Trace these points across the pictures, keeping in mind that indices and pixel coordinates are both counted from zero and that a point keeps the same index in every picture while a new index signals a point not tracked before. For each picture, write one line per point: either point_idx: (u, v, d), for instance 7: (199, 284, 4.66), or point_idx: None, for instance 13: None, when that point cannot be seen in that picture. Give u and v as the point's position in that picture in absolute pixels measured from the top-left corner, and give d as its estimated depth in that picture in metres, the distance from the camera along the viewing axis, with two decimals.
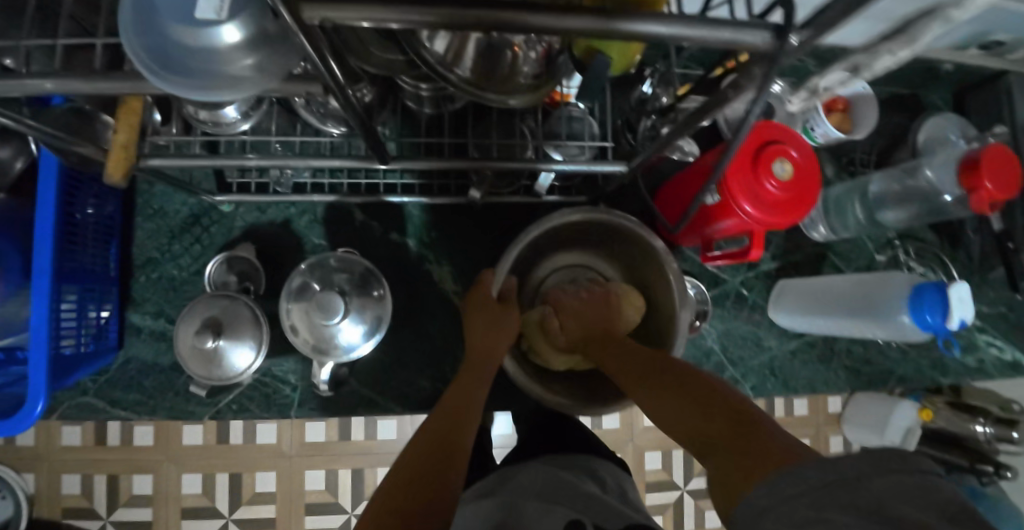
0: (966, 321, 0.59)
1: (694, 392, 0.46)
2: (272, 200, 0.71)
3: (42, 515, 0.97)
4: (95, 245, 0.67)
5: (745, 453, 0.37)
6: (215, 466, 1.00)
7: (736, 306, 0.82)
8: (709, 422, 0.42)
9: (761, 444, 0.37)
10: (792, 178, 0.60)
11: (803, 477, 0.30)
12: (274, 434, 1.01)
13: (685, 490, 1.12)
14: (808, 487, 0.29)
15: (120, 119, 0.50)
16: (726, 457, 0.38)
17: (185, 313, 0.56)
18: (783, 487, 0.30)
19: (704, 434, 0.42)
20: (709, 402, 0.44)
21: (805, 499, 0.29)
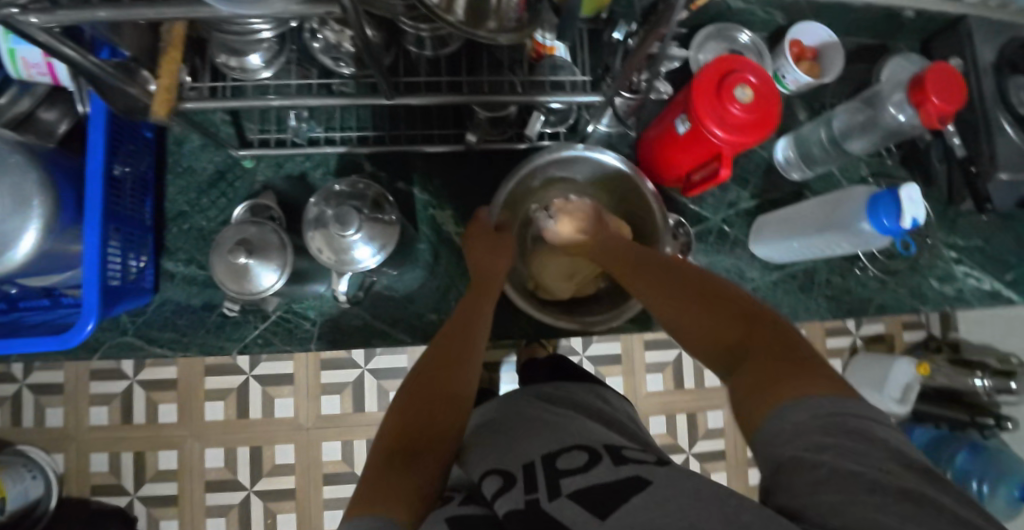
0: (917, 220, 0.64)
1: (722, 299, 0.50)
2: (289, 152, 0.79)
3: (71, 493, 0.95)
4: (133, 196, 0.75)
5: (775, 359, 0.41)
6: (235, 441, 1.00)
7: (720, 241, 0.88)
8: (738, 322, 0.47)
9: (800, 370, 0.40)
10: (754, 100, 0.66)
11: (821, 412, 0.35)
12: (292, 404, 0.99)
13: (690, 453, 1.15)
14: (825, 417, 0.35)
15: (163, 66, 0.59)
16: (756, 358, 0.42)
17: (218, 239, 0.64)
18: (804, 413, 0.36)
19: (722, 338, 0.47)
20: (736, 308, 0.48)
21: (819, 427, 0.35)
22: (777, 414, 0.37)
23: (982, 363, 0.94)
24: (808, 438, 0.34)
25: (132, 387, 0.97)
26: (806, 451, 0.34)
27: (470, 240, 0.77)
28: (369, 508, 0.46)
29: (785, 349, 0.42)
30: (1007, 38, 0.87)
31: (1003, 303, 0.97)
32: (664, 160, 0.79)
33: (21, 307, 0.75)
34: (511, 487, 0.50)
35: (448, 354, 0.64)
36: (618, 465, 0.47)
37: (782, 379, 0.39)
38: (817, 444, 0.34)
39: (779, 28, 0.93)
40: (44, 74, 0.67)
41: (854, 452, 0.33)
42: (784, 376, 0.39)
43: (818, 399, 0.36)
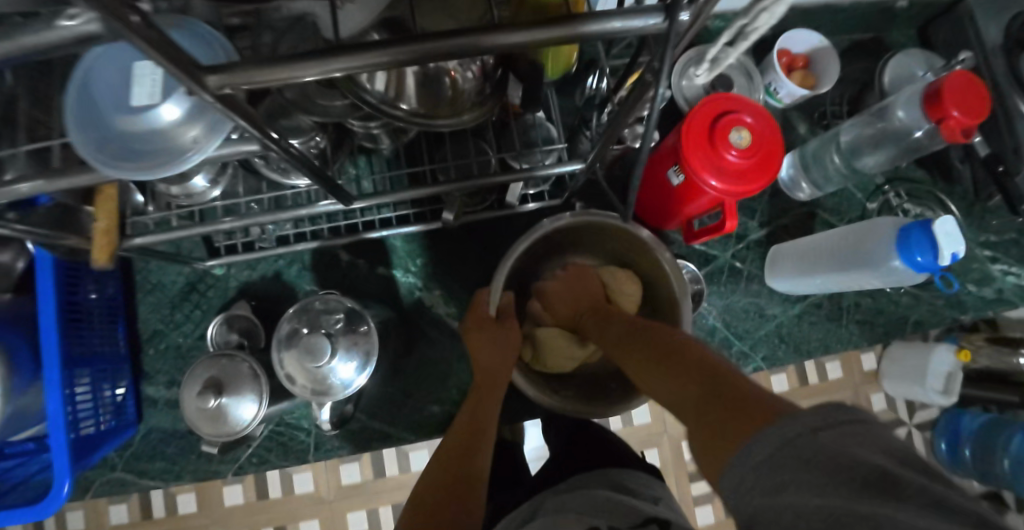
0: (958, 255, 0.57)
1: (675, 354, 0.46)
2: (259, 256, 0.73)
3: None
4: (101, 328, 0.71)
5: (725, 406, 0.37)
6: (259, 524, 0.92)
7: (732, 280, 0.81)
8: (701, 377, 0.42)
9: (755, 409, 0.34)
10: (751, 144, 0.59)
11: (780, 437, 0.30)
12: (312, 477, 0.93)
13: None
14: (770, 448, 0.31)
15: (99, 206, 0.53)
16: (702, 415, 0.38)
17: (185, 378, 0.58)
18: (751, 452, 0.32)
19: (679, 385, 0.44)
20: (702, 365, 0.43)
21: (785, 462, 0.29)
22: (725, 465, 0.33)
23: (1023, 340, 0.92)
24: (768, 477, 0.30)
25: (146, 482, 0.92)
26: (793, 509, 0.28)
27: (467, 333, 0.68)
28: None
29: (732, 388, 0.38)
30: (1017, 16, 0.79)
31: None
32: (660, 209, 0.73)
33: None
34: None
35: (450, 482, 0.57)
36: None
37: (715, 436, 0.35)
38: (778, 481, 0.29)
39: (765, 38, 0.86)
40: None
41: (806, 477, 0.28)
42: (720, 429, 0.35)
43: (754, 438, 0.32)
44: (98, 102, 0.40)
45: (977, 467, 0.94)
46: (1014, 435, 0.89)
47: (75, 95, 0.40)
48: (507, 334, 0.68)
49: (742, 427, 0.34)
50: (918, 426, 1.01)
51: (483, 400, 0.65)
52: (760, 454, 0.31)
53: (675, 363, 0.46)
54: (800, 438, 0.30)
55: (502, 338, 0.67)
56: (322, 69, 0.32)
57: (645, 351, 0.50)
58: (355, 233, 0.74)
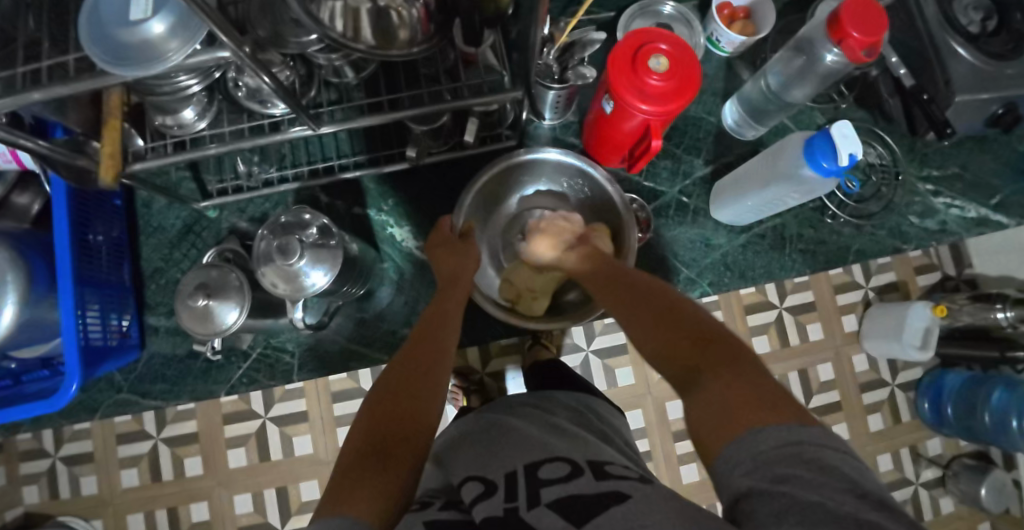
0: (855, 155, 0.63)
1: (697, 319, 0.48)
2: (246, 196, 0.82)
3: None
4: (109, 262, 0.80)
5: (745, 385, 0.39)
6: (261, 484, 0.98)
7: (679, 213, 0.88)
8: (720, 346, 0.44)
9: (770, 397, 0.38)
10: (670, 68, 0.67)
11: (790, 439, 0.35)
12: (311, 439, 0.99)
13: None
14: (793, 445, 0.34)
15: (105, 133, 0.63)
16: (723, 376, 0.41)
17: (179, 284, 0.67)
18: (772, 439, 0.35)
19: (679, 338, 0.47)
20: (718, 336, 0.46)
21: (784, 456, 0.34)
22: (746, 435, 0.36)
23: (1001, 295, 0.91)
24: (776, 464, 0.34)
25: (156, 446, 0.98)
26: (763, 481, 0.33)
27: (432, 251, 0.74)
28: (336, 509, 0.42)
29: (737, 362, 0.42)
30: None
31: (993, 228, 0.93)
32: (605, 143, 0.80)
33: (24, 381, 0.78)
34: (489, 494, 0.45)
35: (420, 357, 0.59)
36: (599, 478, 0.43)
37: (740, 405, 0.38)
38: (781, 473, 0.33)
39: None
40: (10, 162, 0.71)
41: (819, 480, 0.32)
42: (742, 404, 0.38)
43: (785, 426, 0.35)
44: (105, 20, 0.50)
45: (960, 424, 0.96)
46: (993, 390, 0.91)
47: (87, 16, 0.51)
48: (470, 251, 0.74)
49: (769, 410, 0.37)
50: (901, 386, 1.04)
51: (447, 300, 0.68)
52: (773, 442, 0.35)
53: (681, 319, 0.49)
54: (821, 455, 0.33)
55: (465, 253, 0.73)
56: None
57: (659, 305, 0.52)
58: (331, 174, 0.83)
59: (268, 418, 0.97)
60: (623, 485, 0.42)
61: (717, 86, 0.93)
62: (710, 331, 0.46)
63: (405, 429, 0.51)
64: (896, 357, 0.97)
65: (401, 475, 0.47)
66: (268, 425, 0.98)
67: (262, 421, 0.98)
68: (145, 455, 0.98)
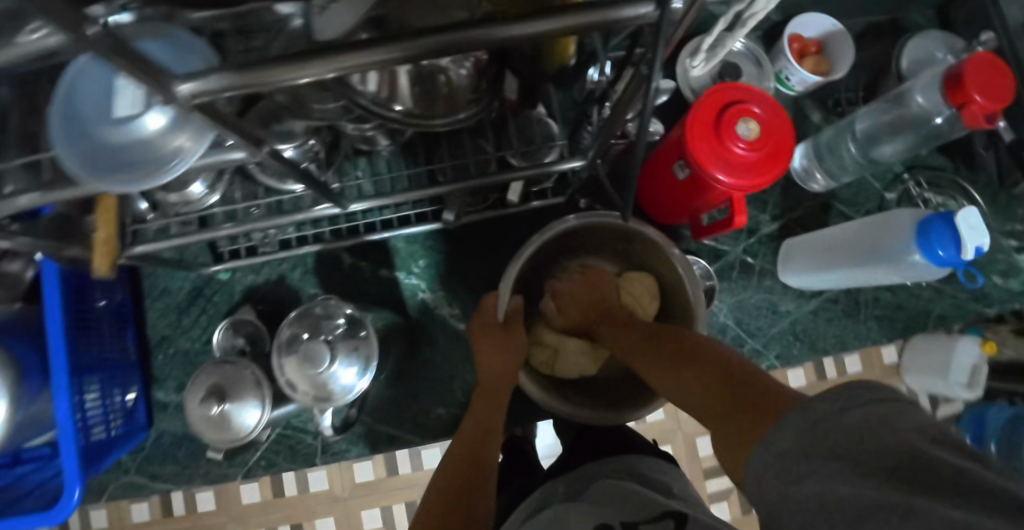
0: (983, 249, 0.53)
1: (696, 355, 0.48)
2: (262, 261, 0.73)
3: None
4: (110, 336, 0.71)
5: (756, 406, 0.37)
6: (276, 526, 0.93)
7: (744, 276, 0.79)
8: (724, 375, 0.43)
9: (761, 403, 0.37)
10: (760, 136, 0.57)
11: (806, 419, 0.32)
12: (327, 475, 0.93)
13: None
14: (841, 419, 0.30)
15: (98, 215, 0.53)
16: (738, 409, 0.39)
17: (189, 384, 0.58)
18: (801, 434, 0.32)
19: (688, 388, 0.46)
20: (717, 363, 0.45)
21: (817, 453, 0.30)
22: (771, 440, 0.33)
23: None
24: (855, 464, 0.29)
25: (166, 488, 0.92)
26: (823, 496, 0.29)
27: (474, 339, 0.67)
28: None
29: (728, 384, 0.42)
30: None
31: None
32: (669, 205, 0.70)
33: (23, 461, 0.69)
34: None
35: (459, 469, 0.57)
36: (628, 527, 0.47)
37: (745, 432, 0.36)
38: (809, 471, 0.30)
39: (775, 24, 0.83)
40: None
41: (847, 467, 0.29)
42: (762, 418, 0.36)
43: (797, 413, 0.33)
44: (84, 113, 0.39)
45: (1005, 465, 0.85)
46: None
47: (55, 102, 0.39)
48: (517, 339, 0.66)
49: (786, 411, 0.35)
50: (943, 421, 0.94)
51: (487, 404, 0.64)
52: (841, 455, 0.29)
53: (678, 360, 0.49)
54: (866, 411, 0.30)
55: (511, 344, 0.66)
56: (314, 70, 0.30)
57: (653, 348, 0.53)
58: (357, 236, 0.73)
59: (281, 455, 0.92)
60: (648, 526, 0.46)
61: None
62: (703, 359, 0.46)
63: None
64: (938, 394, 0.90)
65: None
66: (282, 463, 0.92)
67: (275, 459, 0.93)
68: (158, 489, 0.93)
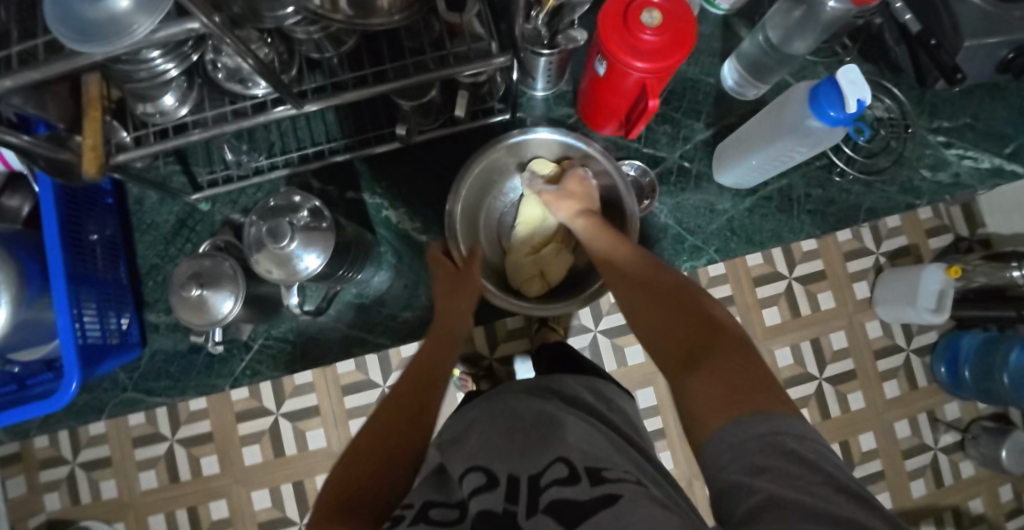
0: (864, 102, 0.60)
1: (697, 320, 0.45)
2: (236, 186, 0.81)
3: None
4: (103, 260, 0.79)
5: (733, 386, 0.38)
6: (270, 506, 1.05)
7: (682, 179, 0.85)
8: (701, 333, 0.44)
9: (747, 387, 0.38)
10: (663, 23, 0.64)
11: (764, 427, 0.35)
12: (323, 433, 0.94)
13: None
14: (764, 438, 0.34)
15: (86, 126, 0.62)
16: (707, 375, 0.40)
17: (172, 275, 0.66)
18: (738, 433, 0.35)
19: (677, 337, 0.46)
20: (714, 336, 0.44)
21: (761, 448, 0.34)
22: (720, 434, 0.36)
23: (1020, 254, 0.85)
24: (750, 461, 0.34)
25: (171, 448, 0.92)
26: (743, 474, 0.34)
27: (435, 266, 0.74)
28: None
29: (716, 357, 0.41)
30: None
31: (1009, 178, 0.90)
32: (600, 108, 0.77)
33: (28, 386, 0.76)
34: (493, 488, 0.43)
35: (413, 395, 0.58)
36: (595, 481, 0.41)
37: (733, 395, 0.37)
38: (762, 466, 0.33)
39: None
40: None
41: (798, 474, 0.33)
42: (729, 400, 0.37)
43: (748, 423, 0.35)
44: None
45: (978, 386, 0.90)
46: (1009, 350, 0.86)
47: None
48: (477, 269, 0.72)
49: (733, 408, 0.36)
50: (916, 351, 0.98)
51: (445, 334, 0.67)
52: (750, 437, 0.35)
53: (682, 315, 0.47)
54: (773, 438, 0.34)
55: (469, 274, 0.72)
56: None
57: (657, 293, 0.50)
58: (324, 158, 0.81)
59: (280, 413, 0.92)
60: (617, 486, 0.40)
61: (714, 46, 0.89)
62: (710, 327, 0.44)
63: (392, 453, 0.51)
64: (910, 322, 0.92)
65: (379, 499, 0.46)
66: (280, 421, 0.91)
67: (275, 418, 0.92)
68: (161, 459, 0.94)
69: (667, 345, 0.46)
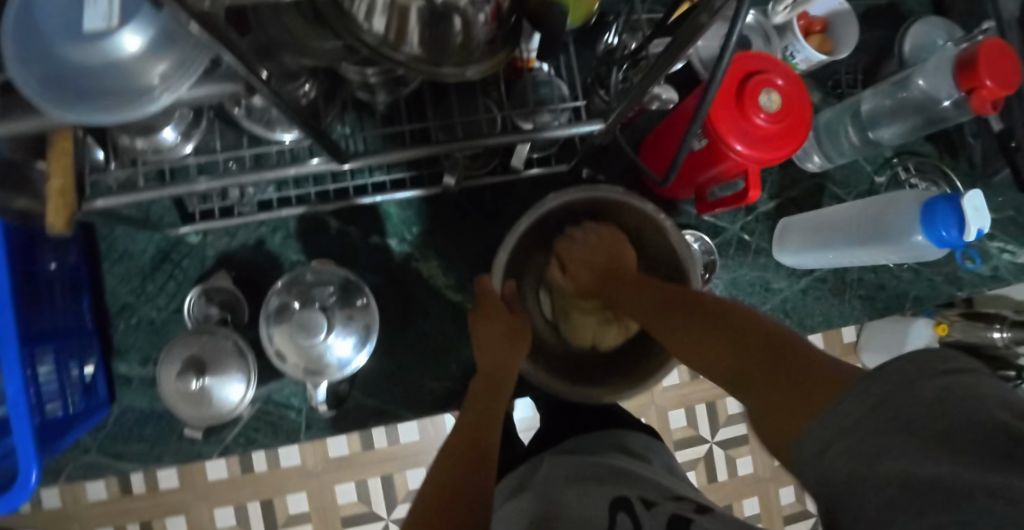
0: (983, 232, 0.56)
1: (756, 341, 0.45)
2: (239, 222, 0.67)
3: None
4: (63, 301, 0.64)
5: (813, 389, 0.36)
6: (243, 496, 1.17)
7: (740, 253, 0.79)
8: (758, 352, 0.44)
9: (824, 387, 0.36)
10: (781, 108, 0.57)
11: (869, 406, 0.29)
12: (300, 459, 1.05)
13: (712, 441, 1.28)
14: (895, 434, 0.27)
15: (52, 161, 0.44)
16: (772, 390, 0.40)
17: (162, 358, 0.53)
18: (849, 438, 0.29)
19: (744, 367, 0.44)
20: (785, 351, 0.42)
21: (926, 482, 0.25)
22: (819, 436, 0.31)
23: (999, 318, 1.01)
24: (858, 445, 0.28)
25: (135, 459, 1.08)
26: (908, 510, 0.25)
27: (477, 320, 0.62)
28: None
29: (798, 373, 0.39)
30: None
31: None
32: (676, 178, 0.69)
33: None
34: None
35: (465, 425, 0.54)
36: (651, 507, 0.45)
37: (809, 396, 0.36)
38: (924, 504, 0.25)
39: None
40: None
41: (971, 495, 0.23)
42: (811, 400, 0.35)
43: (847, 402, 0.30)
44: (48, 32, 0.35)
45: None
46: None
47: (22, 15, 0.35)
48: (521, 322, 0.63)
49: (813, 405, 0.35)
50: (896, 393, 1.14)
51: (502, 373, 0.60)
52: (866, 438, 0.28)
53: (732, 341, 0.47)
54: (942, 383, 0.27)
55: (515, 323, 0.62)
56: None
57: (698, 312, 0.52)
58: (348, 198, 0.68)
59: None
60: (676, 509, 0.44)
61: None
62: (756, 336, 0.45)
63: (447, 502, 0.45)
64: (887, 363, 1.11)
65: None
66: None
67: None
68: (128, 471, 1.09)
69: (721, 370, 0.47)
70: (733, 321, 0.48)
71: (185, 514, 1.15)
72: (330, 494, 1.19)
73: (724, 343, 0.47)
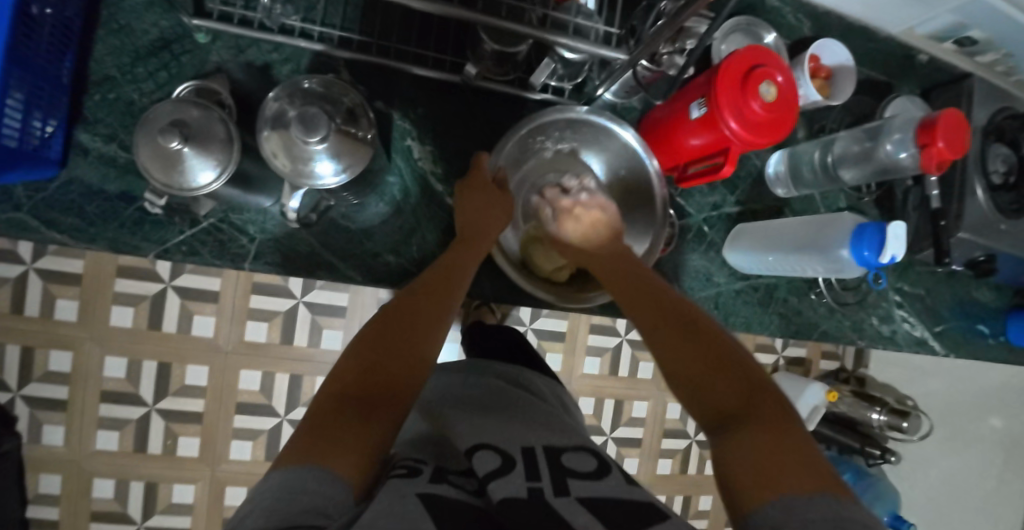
0: (896, 258, 0.64)
1: (751, 378, 0.45)
2: (255, 35, 0.67)
3: None
4: (50, 43, 0.61)
5: (798, 463, 0.37)
6: (142, 352, 1.08)
7: (696, 240, 0.86)
8: (742, 394, 0.44)
9: (814, 471, 0.36)
10: (776, 100, 0.63)
11: (828, 509, 0.33)
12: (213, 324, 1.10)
13: (609, 435, 1.35)
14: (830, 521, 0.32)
15: None
16: (758, 440, 0.39)
17: (149, 114, 0.53)
18: (813, 509, 0.33)
19: (722, 398, 0.45)
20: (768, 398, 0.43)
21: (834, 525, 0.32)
22: (773, 507, 0.35)
23: (882, 400, 1.19)
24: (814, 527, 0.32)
25: (27, 275, 1.02)
26: None
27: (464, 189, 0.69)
28: (305, 460, 0.40)
29: (787, 432, 0.40)
30: (998, 105, 0.91)
31: (927, 350, 1.03)
32: (665, 143, 0.75)
33: None
34: (509, 469, 0.45)
35: (423, 314, 0.56)
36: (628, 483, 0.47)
37: (781, 464, 0.37)
38: None
39: (803, 38, 0.90)
40: None
41: None
42: (780, 472, 0.36)
43: (842, 500, 0.34)
44: None
45: None
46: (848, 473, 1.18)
47: None
48: (503, 203, 0.69)
49: (805, 481, 0.35)
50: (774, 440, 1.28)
51: (459, 258, 0.63)
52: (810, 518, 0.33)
53: (728, 372, 0.47)
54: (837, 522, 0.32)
55: (497, 205, 0.68)
56: None
57: (707, 339, 0.50)
58: (367, 53, 0.70)
59: (171, 285, 1.07)
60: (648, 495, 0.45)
61: None
62: (760, 383, 0.45)
63: (388, 381, 0.49)
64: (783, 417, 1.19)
65: (378, 430, 0.45)
66: (168, 292, 1.07)
67: (162, 287, 1.07)
68: (10, 281, 1.01)
69: (706, 406, 0.46)
70: (734, 360, 0.48)
71: (73, 352, 1.05)
72: (233, 376, 1.13)
73: (717, 371, 0.47)
